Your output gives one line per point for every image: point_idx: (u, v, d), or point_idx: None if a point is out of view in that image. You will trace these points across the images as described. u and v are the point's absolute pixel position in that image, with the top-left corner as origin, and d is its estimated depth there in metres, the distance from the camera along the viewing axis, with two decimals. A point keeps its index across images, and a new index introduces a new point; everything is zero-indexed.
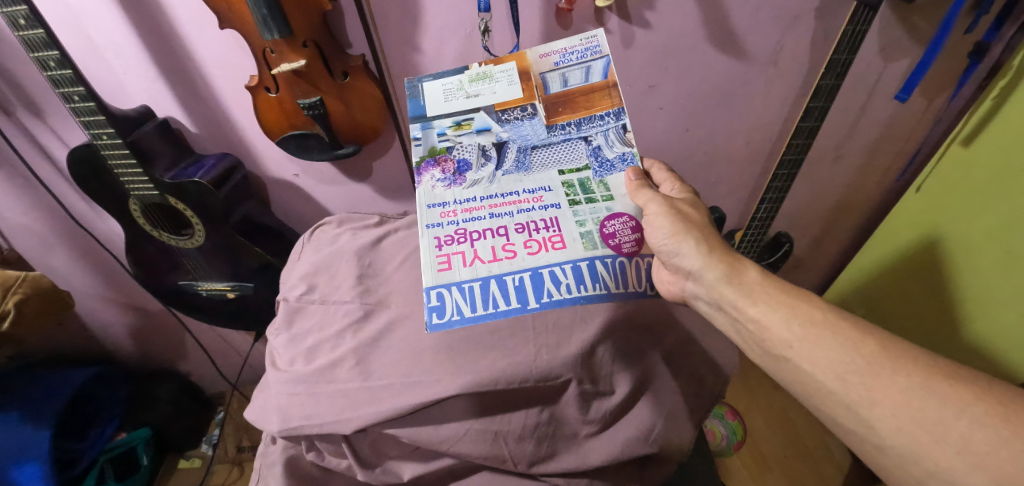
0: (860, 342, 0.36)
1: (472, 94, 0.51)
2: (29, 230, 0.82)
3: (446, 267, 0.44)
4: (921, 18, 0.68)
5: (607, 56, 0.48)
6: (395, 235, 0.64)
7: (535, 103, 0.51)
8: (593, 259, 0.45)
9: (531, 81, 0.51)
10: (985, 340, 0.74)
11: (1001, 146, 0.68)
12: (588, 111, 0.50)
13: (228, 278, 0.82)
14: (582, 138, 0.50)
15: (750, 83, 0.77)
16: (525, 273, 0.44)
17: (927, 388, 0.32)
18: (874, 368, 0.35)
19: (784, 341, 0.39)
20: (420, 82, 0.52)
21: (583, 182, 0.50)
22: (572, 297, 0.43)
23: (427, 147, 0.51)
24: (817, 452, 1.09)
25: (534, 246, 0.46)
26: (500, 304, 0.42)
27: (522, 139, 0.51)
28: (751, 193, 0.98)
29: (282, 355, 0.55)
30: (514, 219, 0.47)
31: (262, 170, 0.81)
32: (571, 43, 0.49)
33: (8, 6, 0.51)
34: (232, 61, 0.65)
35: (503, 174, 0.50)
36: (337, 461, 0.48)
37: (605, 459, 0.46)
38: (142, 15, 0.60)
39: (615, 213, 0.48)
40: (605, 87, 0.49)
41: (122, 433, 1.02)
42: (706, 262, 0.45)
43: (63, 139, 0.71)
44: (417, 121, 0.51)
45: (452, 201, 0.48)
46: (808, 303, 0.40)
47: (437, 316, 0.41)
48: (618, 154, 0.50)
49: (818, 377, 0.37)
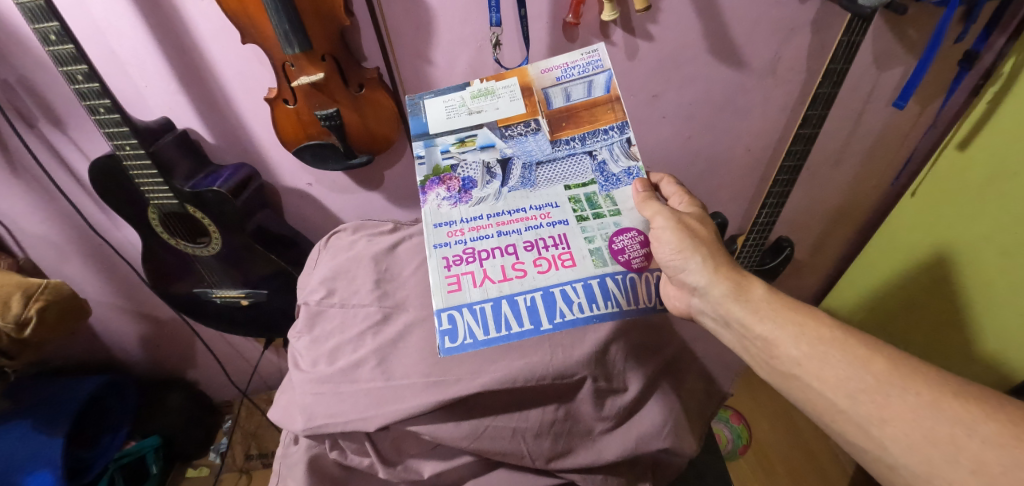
0: (869, 359, 0.37)
1: (475, 110, 0.54)
2: (46, 239, 0.84)
3: (456, 288, 0.46)
4: (912, 28, 0.71)
5: (608, 70, 0.51)
6: (410, 241, 0.67)
7: (538, 119, 0.53)
8: (603, 277, 0.47)
9: (533, 97, 0.53)
10: (986, 342, 0.77)
11: (992, 151, 0.71)
12: (592, 125, 0.52)
13: (241, 285, 0.84)
14: (587, 153, 0.52)
15: (749, 93, 0.80)
16: (536, 293, 0.46)
17: (937, 407, 0.33)
18: (882, 386, 0.35)
19: (792, 358, 0.40)
20: (421, 100, 0.54)
21: (590, 197, 0.52)
22: (585, 316, 0.45)
23: (430, 166, 0.53)
24: (823, 456, 1.09)
25: (544, 264, 0.48)
26: (512, 326, 0.44)
27: (526, 155, 0.53)
28: (752, 198, 1.00)
29: (304, 357, 0.57)
30: (522, 237, 0.49)
31: (276, 179, 0.83)
32: (572, 57, 0.51)
33: (40, 22, 0.53)
34: (252, 74, 0.68)
35: (509, 191, 0.52)
36: (360, 460, 0.49)
37: (617, 455, 0.48)
38: (166, 29, 0.62)
39: (624, 228, 0.50)
40: (608, 101, 0.52)
41: (132, 442, 1.04)
42: (712, 278, 0.46)
43: (83, 150, 0.73)
44: (419, 138, 0.54)
45: (459, 220, 0.50)
46: (816, 320, 0.41)
47: (450, 341, 0.43)
48: (623, 168, 0.52)
49: (828, 395, 0.38)
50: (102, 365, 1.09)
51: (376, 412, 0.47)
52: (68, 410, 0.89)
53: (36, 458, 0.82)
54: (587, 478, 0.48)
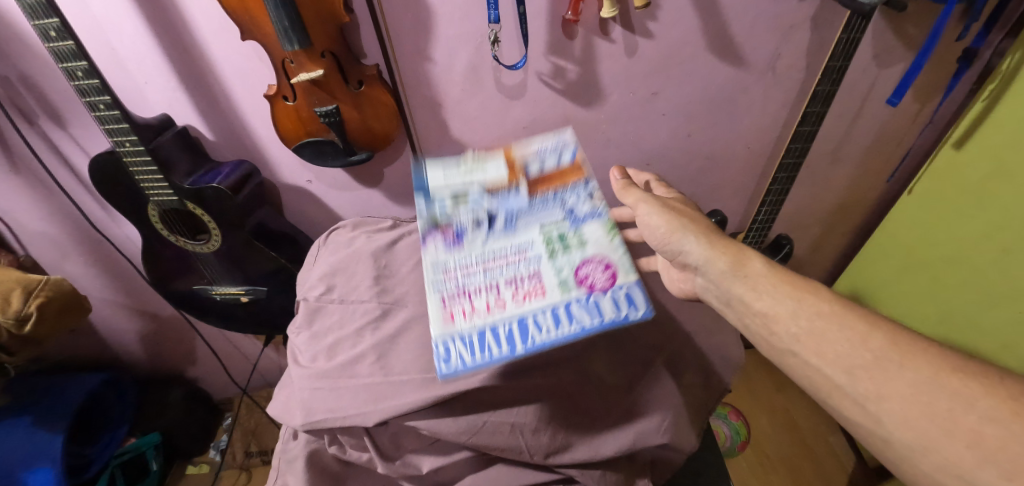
0: (867, 335, 0.37)
1: (467, 175, 0.58)
2: (45, 236, 0.84)
3: (450, 319, 0.44)
4: (911, 25, 0.71)
5: (573, 148, 0.61)
6: (409, 237, 0.68)
7: (518, 181, 0.57)
8: (568, 302, 0.45)
9: (515, 165, 0.59)
10: (982, 341, 0.76)
11: (989, 148, 0.71)
12: (563, 182, 0.58)
13: (241, 282, 0.84)
14: (559, 203, 0.55)
15: (748, 90, 0.80)
16: (511, 320, 0.44)
17: (936, 383, 0.33)
18: (880, 361, 0.35)
19: (792, 334, 0.40)
20: (423, 166, 0.60)
21: (562, 235, 0.52)
22: (560, 335, 0.42)
23: (428, 218, 0.54)
24: (822, 454, 1.10)
25: (522, 295, 0.46)
26: (494, 348, 0.41)
27: (509, 207, 0.54)
28: (751, 196, 1.00)
29: (304, 352, 0.56)
30: (504, 276, 0.48)
31: (275, 176, 0.83)
32: (545, 141, 0.62)
33: (40, 19, 0.53)
34: (251, 70, 0.68)
35: (494, 236, 0.52)
36: (359, 455, 0.49)
37: (617, 449, 0.48)
38: (165, 25, 0.62)
39: (587, 259, 0.49)
40: (575, 168, 0.59)
41: (132, 438, 1.04)
42: (710, 254, 0.46)
43: (82, 146, 0.73)
44: (420, 193, 0.56)
45: (453, 264, 0.49)
46: (817, 296, 0.41)
47: (442, 365, 0.40)
48: (589, 210, 0.54)
49: (825, 371, 0.38)
50: (102, 362, 1.09)
51: (375, 408, 0.47)
52: (67, 408, 0.89)
53: (37, 454, 0.82)
54: (586, 473, 0.48)
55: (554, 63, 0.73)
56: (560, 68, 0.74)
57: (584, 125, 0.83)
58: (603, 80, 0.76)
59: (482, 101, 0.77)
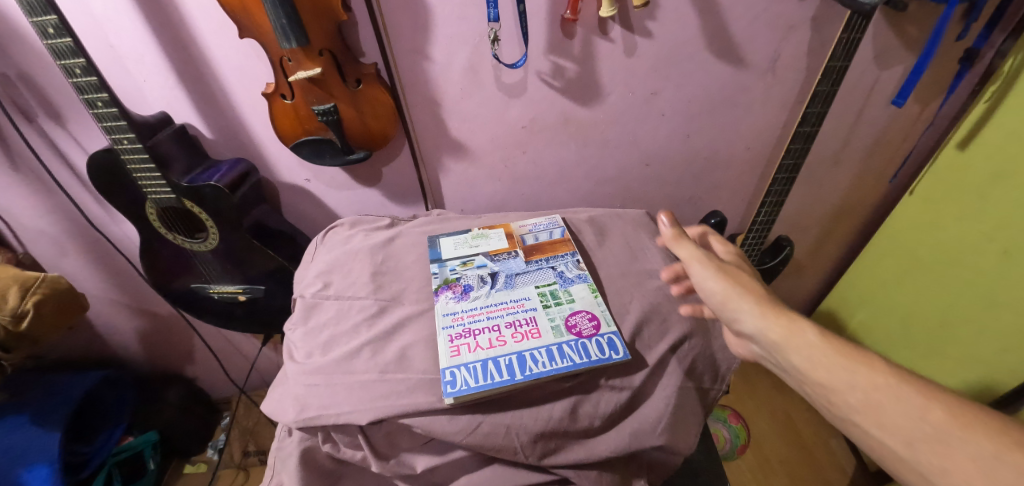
0: (927, 407, 0.34)
1: (475, 246, 0.67)
2: (44, 234, 0.84)
3: (457, 353, 0.50)
4: (912, 25, 0.71)
5: (562, 226, 0.69)
6: (405, 237, 0.69)
7: (517, 249, 0.66)
8: (561, 344, 0.51)
9: (513, 238, 0.68)
10: (984, 348, 0.76)
11: (991, 150, 0.71)
12: (554, 251, 0.65)
13: (239, 281, 0.84)
14: (550, 267, 0.62)
15: (748, 90, 0.80)
16: (512, 355, 0.50)
17: (1001, 459, 0.30)
18: (943, 436, 0.33)
19: (849, 406, 0.37)
20: (437, 238, 0.68)
21: (553, 292, 0.58)
22: (553, 368, 0.48)
23: (442, 278, 0.61)
24: (823, 456, 1.09)
25: (518, 336, 0.52)
26: (495, 376, 0.48)
27: (508, 269, 0.62)
28: (751, 196, 0.99)
29: (299, 349, 0.55)
30: (504, 318, 0.55)
31: (273, 175, 0.83)
32: (538, 220, 0.71)
33: (38, 15, 0.53)
34: (249, 68, 0.68)
35: (496, 291, 0.59)
36: (353, 453, 0.49)
37: (612, 450, 0.48)
38: (163, 23, 0.62)
39: (576, 310, 0.56)
40: (564, 241, 0.67)
41: (129, 437, 1.04)
42: (763, 323, 0.43)
43: (81, 144, 0.73)
44: (434, 261, 0.64)
45: (460, 310, 0.56)
46: (870, 366, 0.37)
47: (451, 386, 0.47)
48: (576, 273, 0.61)
49: (886, 443, 0.35)
50: (100, 361, 1.09)
51: (369, 407, 0.47)
52: (65, 406, 0.89)
53: (34, 452, 0.82)
54: (582, 473, 0.48)
55: (552, 62, 0.73)
56: (560, 68, 0.74)
57: (584, 124, 0.82)
58: (602, 80, 0.76)
59: (481, 100, 0.77)
